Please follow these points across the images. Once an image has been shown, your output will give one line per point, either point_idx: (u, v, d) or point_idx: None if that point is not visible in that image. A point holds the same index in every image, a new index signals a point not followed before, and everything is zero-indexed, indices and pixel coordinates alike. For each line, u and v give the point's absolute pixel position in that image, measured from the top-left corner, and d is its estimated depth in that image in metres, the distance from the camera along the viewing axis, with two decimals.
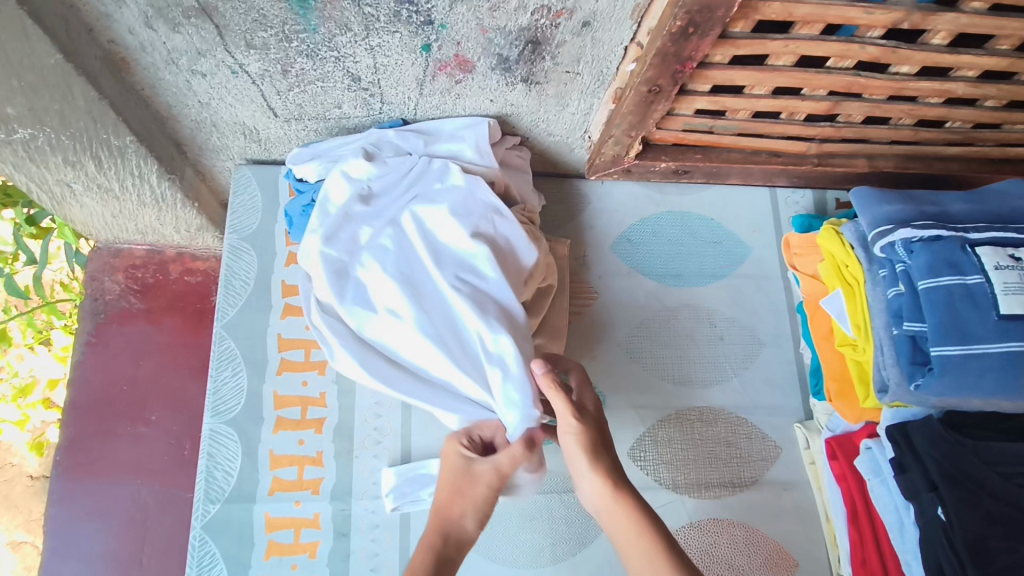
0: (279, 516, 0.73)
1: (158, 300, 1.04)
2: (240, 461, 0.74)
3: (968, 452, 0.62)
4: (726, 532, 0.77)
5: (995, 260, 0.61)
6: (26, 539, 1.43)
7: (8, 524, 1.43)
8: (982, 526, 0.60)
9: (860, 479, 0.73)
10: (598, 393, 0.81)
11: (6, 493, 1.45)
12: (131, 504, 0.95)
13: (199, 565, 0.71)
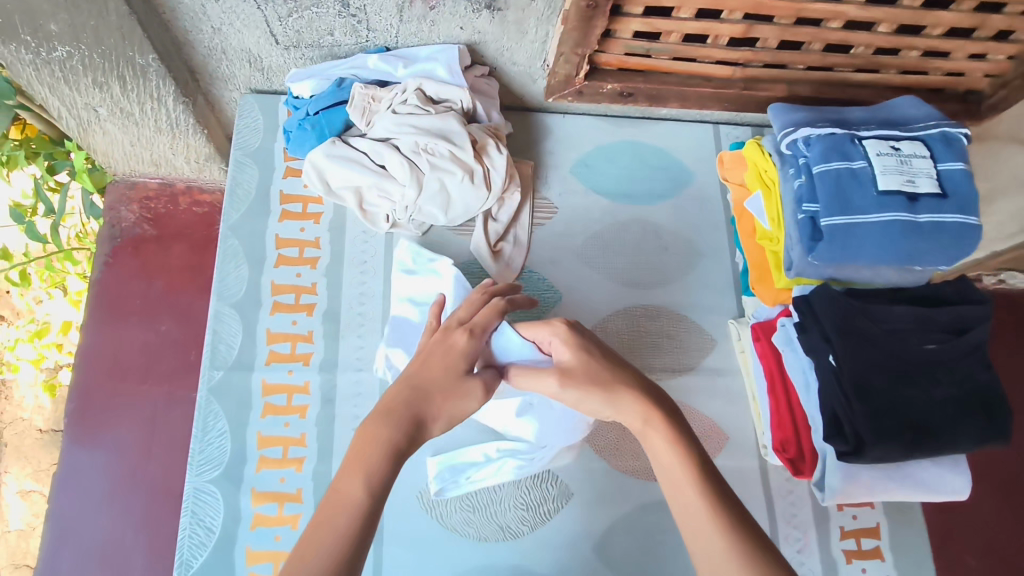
0: (275, 383, 0.85)
1: (168, 227, 1.16)
2: (240, 337, 0.86)
3: (857, 311, 0.74)
4: None
5: (877, 149, 0.73)
6: (35, 488, 1.47)
7: (19, 473, 1.46)
8: (865, 368, 0.72)
9: (777, 354, 0.84)
10: (556, 292, 0.93)
11: (14, 445, 1.47)
12: (142, 402, 1.07)
13: (203, 420, 0.83)
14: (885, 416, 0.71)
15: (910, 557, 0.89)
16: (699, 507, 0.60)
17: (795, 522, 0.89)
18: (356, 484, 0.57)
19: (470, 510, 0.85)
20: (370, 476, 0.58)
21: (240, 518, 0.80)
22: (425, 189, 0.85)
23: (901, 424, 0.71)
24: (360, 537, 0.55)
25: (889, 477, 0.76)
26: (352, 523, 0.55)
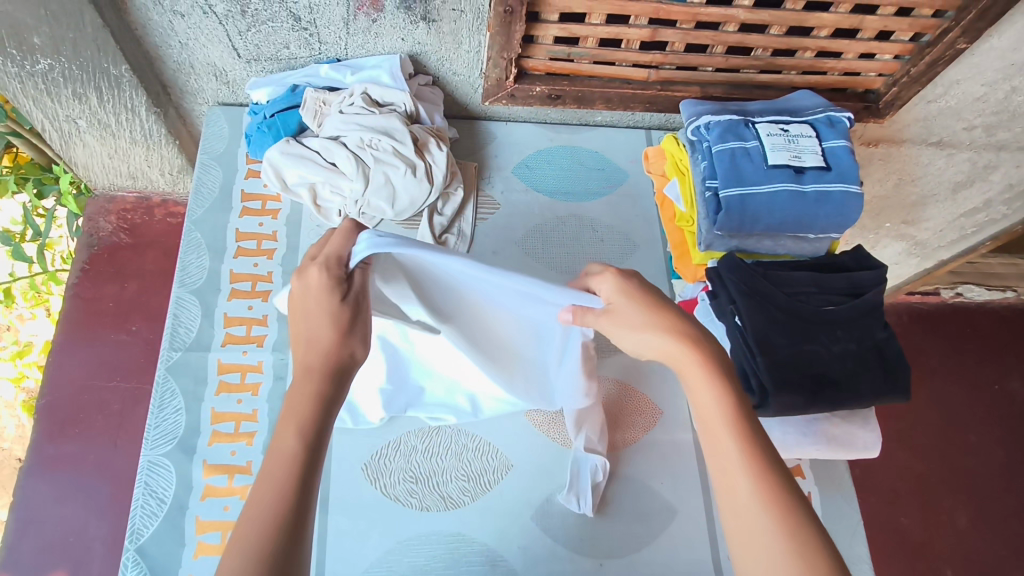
0: (229, 362, 0.91)
1: (143, 237, 1.24)
2: (199, 320, 0.93)
3: (760, 276, 0.81)
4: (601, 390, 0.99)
5: (768, 130, 0.83)
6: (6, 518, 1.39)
7: None
8: (767, 325, 0.79)
9: None
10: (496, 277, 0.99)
11: None
12: (111, 398, 1.12)
13: (160, 397, 0.88)
14: (787, 368, 0.77)
15: (842, 525, 0.93)
16: (731, 447, 0.56)
17: None
18: (289, 435, 0.52)
19: (414, 481, 0.89)
20: (303, 422, 0.53)
21: (192, 489, 0.84)
22: (371, 181, 0.93)
23: (802, 376, 0.78)
24: (301, 487, 0.50)
25: (802, 432, 0.81)
26: (290, 475, 0.50)
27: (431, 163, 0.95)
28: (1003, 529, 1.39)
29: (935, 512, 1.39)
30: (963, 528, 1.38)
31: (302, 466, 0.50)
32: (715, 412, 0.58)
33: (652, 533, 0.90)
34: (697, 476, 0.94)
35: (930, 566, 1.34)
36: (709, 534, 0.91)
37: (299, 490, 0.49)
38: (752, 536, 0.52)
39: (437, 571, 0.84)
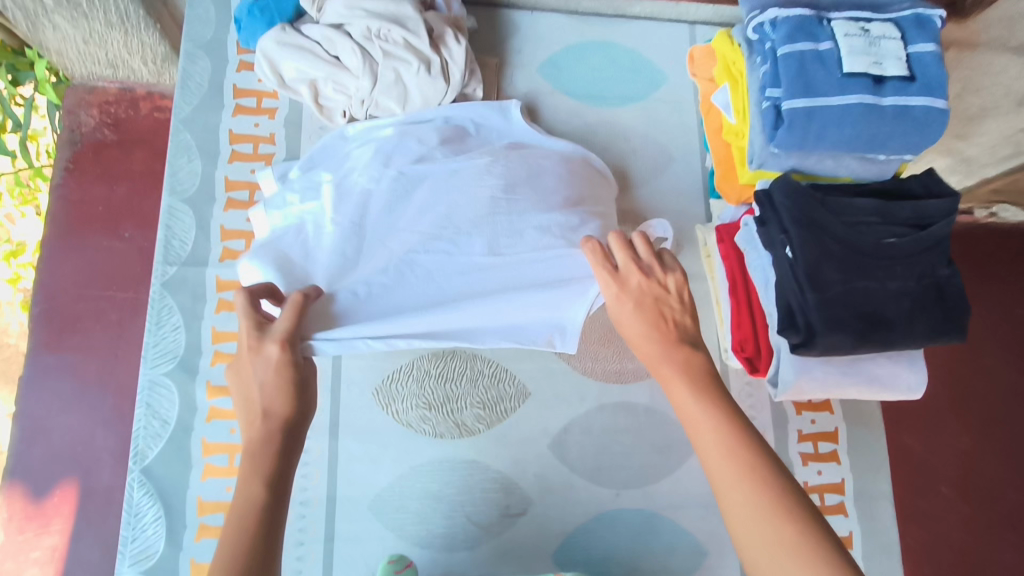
0: (228, 278, 0.85)
1: (129, 134, 1.14)
2: (194, 232, 0.86)
3: (818, 202, 0.73)
4: None
5: (846, 30, 0.71)
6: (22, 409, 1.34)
7: None
8: (820, 259, 0.71)
9: (739, 257, 0.83)
10: None
11: None
12: (108, 306, 1.07)
13: (157, 314, 0.83)
14: (838, 306, 0.71)
15: (865, 463, 0.92)
16: (709, 432, 0.52)
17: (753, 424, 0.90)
18: (254, 484, 0.50)
19: (427, 407, 0.85)
20: (263, 470, 0.51)
21: (196, 410, 0.81)
22: (380, 79, 0.82)
23: (855, 315, 0.71)
24: (265, 544, 0.48)
25: (844, 372, 0.76)
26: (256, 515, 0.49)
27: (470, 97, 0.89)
28: (1008, 450, 1.28)
29: (943, 433, 1.26)
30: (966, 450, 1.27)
31: (265, 522, 0.49)
32: (690, 404, 0.54)
33: (673, 465, 0.87)
34: None
35: (929, 484, 1.22)
36: None
37: (262, 548, 0.47)
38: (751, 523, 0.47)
39: (450, 498, 0.83)
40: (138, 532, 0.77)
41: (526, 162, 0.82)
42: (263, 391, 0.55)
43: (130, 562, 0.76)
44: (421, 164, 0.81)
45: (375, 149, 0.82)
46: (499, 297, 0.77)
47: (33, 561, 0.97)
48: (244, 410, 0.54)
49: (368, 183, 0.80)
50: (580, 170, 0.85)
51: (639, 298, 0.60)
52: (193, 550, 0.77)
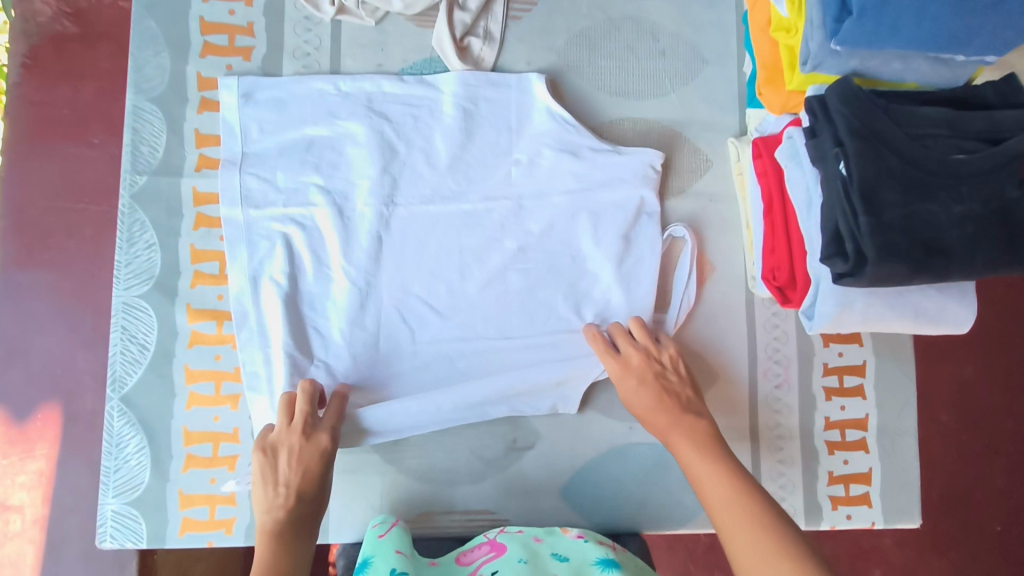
0: (206, 190, 0.76)
1: (91, 26, 1.01)
2: (164, 137, 0.76)
3: (879, 112, 0.63)
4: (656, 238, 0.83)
5: None
6: None
7: None
8: (879, 176, 0.62)
9: (779, 172, 0.74)
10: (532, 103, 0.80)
11: None
12: (80, 221, 0.98)
13: (127, 229, 0.74)
14: (894, 231, 0.62)
15: (893, 399, 0.85)
16: (722, 495, 0.59)
17: (776, 357, 0.84)
18: (277, 551, 0.56)
19: None
20: (285, 544, 0.57)
21: (177, 335, 0.74)
22: None
23: (912, 242, 0.63)
24: None
25: (888, 305, 0.69)
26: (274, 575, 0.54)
27: (478, 57, 0.81)
28: (1015, 380, 1.19)
29: (942, 359, 1.19)
30: (968, 379, 1.19)
31: None
32: (706, 476, 0.62)
33: None
34: (747, 340, 0.84)
35: (927, 412, 1.18)
36: (751, 400, 0.83)
37: None
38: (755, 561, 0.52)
39: (454, 430, 0.78)
40: (120, 462, 0.72)
41: (535, 183, 0.79)
42: (290, 480, 0.62)
43: (113, 493, 0.72)
44: (433, 206, 0.77)
45: (374, 181, 0.76)
46: (527, 336, 0.77)
47: (20, 485, 0.93)
48: (263, 501, 0.60)
49: (376, 228, 0.76)
50: (607, 164, 0.79)
51: (642, 385, 0.71)
52: (181, 480, 0.73)
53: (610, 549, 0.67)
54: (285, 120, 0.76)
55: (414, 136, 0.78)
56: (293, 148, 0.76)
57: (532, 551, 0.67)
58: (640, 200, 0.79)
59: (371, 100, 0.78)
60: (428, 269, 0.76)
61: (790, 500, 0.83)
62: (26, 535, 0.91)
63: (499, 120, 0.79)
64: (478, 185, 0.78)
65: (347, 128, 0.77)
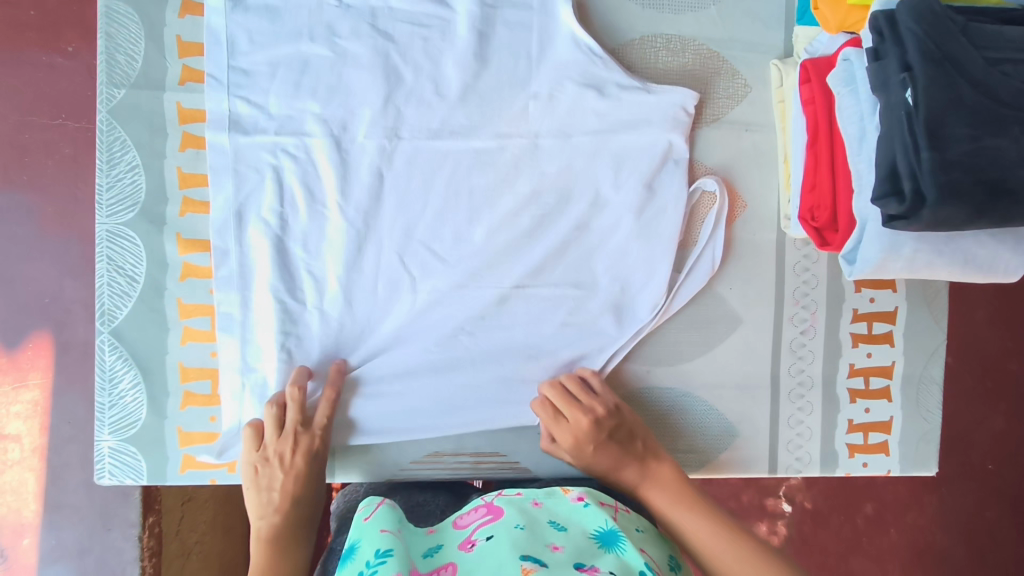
0: (191, 107, 0.69)
1: None
2: (143, 44, 0.68)
3: (956, 33, 0.56)
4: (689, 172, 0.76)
5: None
6: None
7: None
8: (948, 107, 0.55)
9: (829, 96, 0.67)
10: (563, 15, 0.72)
11: None
12: (58, 138, 0.90)
13: (107, 149, 0.67)
14: (960, 170, 0.55)
15: (922, 346, 0.81)
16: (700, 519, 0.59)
17: (804, 301, 0.79)
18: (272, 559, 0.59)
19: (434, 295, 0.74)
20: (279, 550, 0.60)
21: (168, 267, 0.69)
22: None
23: (977, 181, 0.56)
24: None
25: (939, 252, 0.63)
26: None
27: None
28: None
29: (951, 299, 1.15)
30: (980, 322, 1.15)
31: None
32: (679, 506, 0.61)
33: (711, 343, 0.78)
34: (775, 284, 0.79)
35: None
36: (775, 345, 0.79)
37: None
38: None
39: None
40: (114, 398, 0.68)
41: (554, 120, 0.72)
42: (283, 485, 0.64)
43: (109, 429, 0.69)
44: (440, 141, 0.71)
45: (375, 109, 0.69)
46: (532, 289, 0.73)
47: (15, 415, 0.90)
48: (259, 506, 0.63)
49: (375, 161, 0.70)
50: (635, 103, 0.72)
51: (604, 437, 0.67)
52: (179, 418, 0.70)
53: (614, 512, 0.60)
54: (278, 31, 0.68)
55: (421, 55, 0.70)
56: (286, 66, 0.68)
57: (529, 516, 0.57)
58: (668, 144, 0.73)
59: (375, 12, 0.69)
60: (438, 201, 0.71)
61: (807, 448, 0.80)
62: (26, 464, 0.90)
63: (518, 45, 0.71)
64: (490, 117, 0.71)
65: (346, 44, 0.69)
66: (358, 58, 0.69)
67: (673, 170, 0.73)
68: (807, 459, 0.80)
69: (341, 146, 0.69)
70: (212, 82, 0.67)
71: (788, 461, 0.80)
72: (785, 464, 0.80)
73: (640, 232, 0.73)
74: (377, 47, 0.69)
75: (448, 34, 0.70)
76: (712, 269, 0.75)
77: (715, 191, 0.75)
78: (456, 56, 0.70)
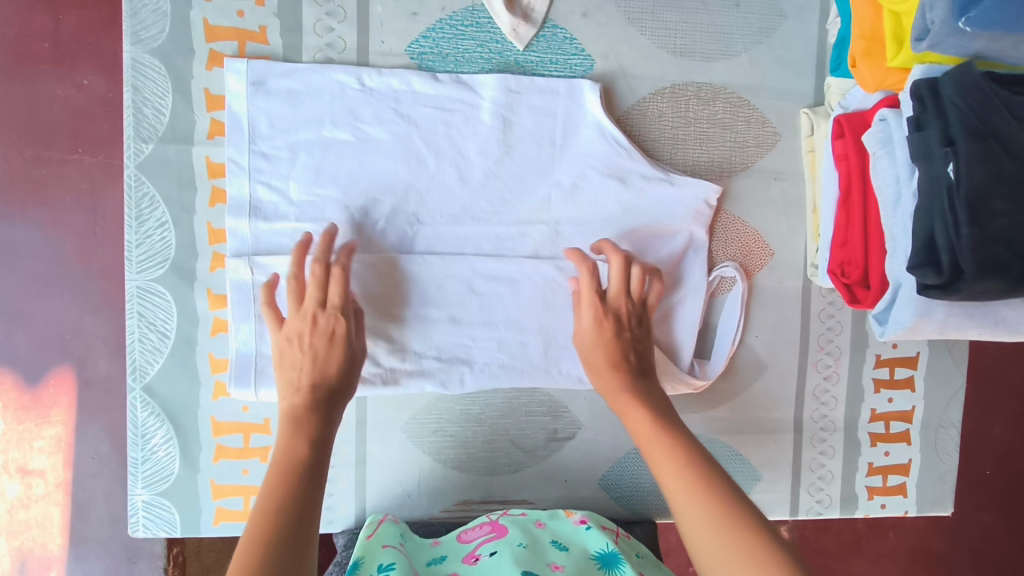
0: (219, 161, 0.68)
1: None
2: (171, 97, 0.67)
3: (1000, 106, 0.56)
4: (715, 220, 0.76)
5: None
6: None
7: None
8: (990, 182, 0.55)
9: (863, 155, 0.67)
10: (582, 100, 0.71)
11: None
12: (76, 174, 0.89)
13: (136, 205, 0.67)
14: (998, 245, 0.55)
15: (943, 389, 0.82)
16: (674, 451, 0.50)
17: (828, 348, 0.80)
18: (298, 443, 0.49)
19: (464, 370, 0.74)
20: (306, 433, 0.50)
21: (198, 322, 0.69)
22: None
23: (1014, 256, 0.56)
24: (309, 493, 0.45)
25: (969, 314, 0.63)
26: (296, 465, 0.47)
27: (527, 7, 0.71)
28: None
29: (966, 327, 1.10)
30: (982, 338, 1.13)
31: (304, 474, 0.47)
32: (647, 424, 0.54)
33: (738, 388, 0.79)
34: (801, 331, 0.79)
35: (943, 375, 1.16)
36: (799, 390, 0.80)
37: (304, 492, 0.45)
38: (708, 540, 0.44)
39: (493, 420, 0.75)
40: (147, 453, 0.69)
41: (576, 210, 0.72)
42: (306, 363, 0.57)
43: (142, 483, 0.69)
44: (461, 226, 0.71)
45: (397, 197, 0.69)
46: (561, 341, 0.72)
47: (39, 450, 0.90)
48: (286, 387, 0.55)
49: (398, 248, 0.70)
50: (658, 194, 0.72)
51: (617, 338, 0.63)
52: (212, 471, 0.70)
53: (614, 536, 0.66)
54: (299, 116, 0.67)
55: (442, 143, 0.70)
56: (308, 151, 0.67)
57: (532, 536, 0.63)
58: (689, 236, 0.73)
59: (399, 96, 0.69)
60: (471, 256, 0.71)
61: (827, 490, 0.81)
62: (51, 498, 0.90)
63: (542, 132, 0.71)
64: (514, 204, 0.71)
65: (367, 131, 0.68)
66: (381, 147, 0.69)
67: (704, 224, 0.73)
68: (828, 501, 0.81)
69: (359, 238, 0.69)
70: (232, 167, 0.66)
71: (809, 503, 0.81)
72: (806, 506, 0.81)
73: (658, 321, 0.73)
74: (399, 135, 0.69)
75: (474, 109, 0.70)
76: (730, 350, 0.75)
77: (734, 277, 0.75)
78: (479, 137, 0.70)
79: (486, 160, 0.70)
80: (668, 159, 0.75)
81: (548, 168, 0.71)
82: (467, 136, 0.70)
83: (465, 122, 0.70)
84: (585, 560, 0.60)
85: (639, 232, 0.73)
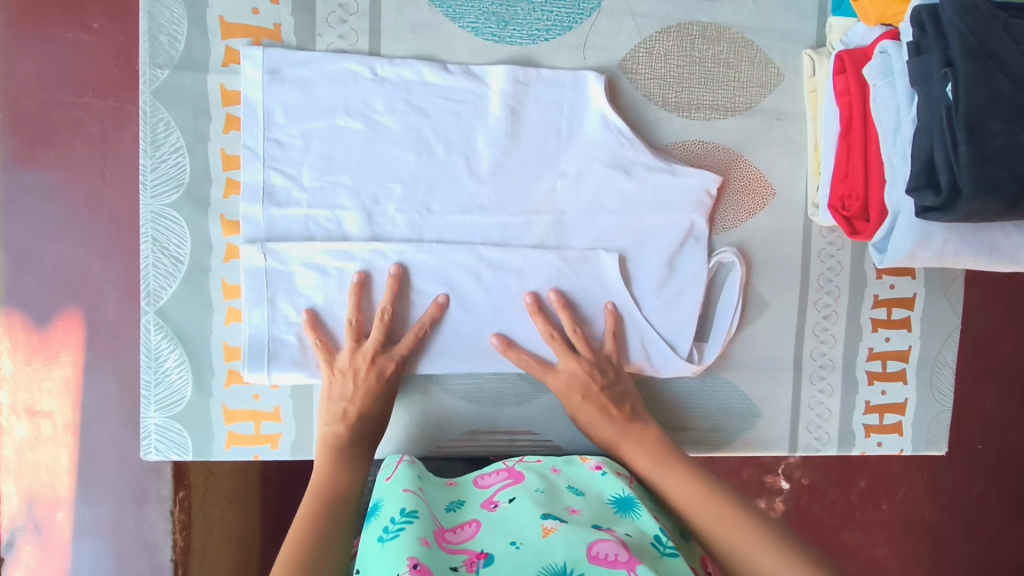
0: (234, 90, 0.69)
1: None
2: (187, 25, 0.68)
3: (998, 28, 0.58)
4: (709, 155, 0.77)
5: None
6: None
7: None
8: (987, 102, 0.57)
9: (864, 89, 0.68)
10: (588, 84, 0.73)
11: None
12: (87, 119, 0.87)
13: (151, 129, 0.68)
14: (996, 164, 0.57)
15: (938, 330, 0.84)
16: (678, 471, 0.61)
17: (828, 287, 0.81)
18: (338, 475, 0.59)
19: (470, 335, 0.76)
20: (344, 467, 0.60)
21: (212, 248, 0.70)
22: None
23: (1013, 176, 0.57)
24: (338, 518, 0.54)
25: (966, 241, 0.65)
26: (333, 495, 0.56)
27: None
28: None
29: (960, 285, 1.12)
30: (973, 304, 1.14)
31: (336, 501, 0.56)
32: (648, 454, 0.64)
33: (741, 325, 0.80)
34: (802, 269, 0.81)
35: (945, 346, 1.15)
36: (799, 329, 0.82)
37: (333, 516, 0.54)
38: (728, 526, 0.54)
39: None
40: (160, 376, 0.70)
41: (581, 199, 0.73)
42: (354, 400, 0.66)
43: (155, 407, 0.70)
44: (470, 215, 0.72)
45: (407, 185, 0.70)
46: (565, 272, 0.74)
47: (47, 392, 0.86)
48: (327, 416, 0.65)
49: (409, 181, 0.70)
50: (660, 185, 0.74)
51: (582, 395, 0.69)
52: (224, 396, 0.71)
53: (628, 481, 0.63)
54: (313, 104, 0.68)
55: (452, 134, 0.71)
56: (320, 139, 0.69)
57: (548, 481, 0.60)
58: (690, 225, 0.75)
59: (410, 89, 0.70)
60: (477, 244, 0.72)
61: (825, 428, 0.83)
62: (59, 440, 0.85)
63: (549, 124, 0.72)
64: (519, 194, 0.72)
65: (378, 120, 0.70)
66: (393, 138, 0.70)
67: (704, 213, 0.75)
68: (825, 439, 0.83)
69: (363, 163, 0.70)
70: (248, 153, 0.68)
71: (808, 440, 0.83)
72: (804, 443, 0.83)
73: (661, 308, 0.75)
74: (410, 123, 0.70)
75: (482, 104, 0.71)
76: (732, 322, 0.77)
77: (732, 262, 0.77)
78: (488, 131, 0.71)
79: (495, 151, 0.72)
80: (671, 145, 0.76)
81: (555, 161, 0.73)
82: (477, 128, 0.71)
83: (473, 112, 0.71)
84: (601, 504, 0.58)
85: (642, 206, 0.74)
